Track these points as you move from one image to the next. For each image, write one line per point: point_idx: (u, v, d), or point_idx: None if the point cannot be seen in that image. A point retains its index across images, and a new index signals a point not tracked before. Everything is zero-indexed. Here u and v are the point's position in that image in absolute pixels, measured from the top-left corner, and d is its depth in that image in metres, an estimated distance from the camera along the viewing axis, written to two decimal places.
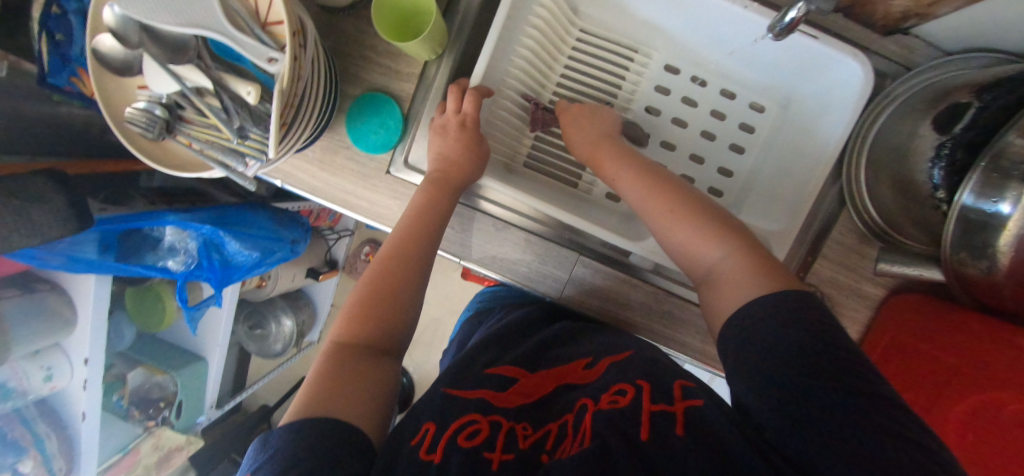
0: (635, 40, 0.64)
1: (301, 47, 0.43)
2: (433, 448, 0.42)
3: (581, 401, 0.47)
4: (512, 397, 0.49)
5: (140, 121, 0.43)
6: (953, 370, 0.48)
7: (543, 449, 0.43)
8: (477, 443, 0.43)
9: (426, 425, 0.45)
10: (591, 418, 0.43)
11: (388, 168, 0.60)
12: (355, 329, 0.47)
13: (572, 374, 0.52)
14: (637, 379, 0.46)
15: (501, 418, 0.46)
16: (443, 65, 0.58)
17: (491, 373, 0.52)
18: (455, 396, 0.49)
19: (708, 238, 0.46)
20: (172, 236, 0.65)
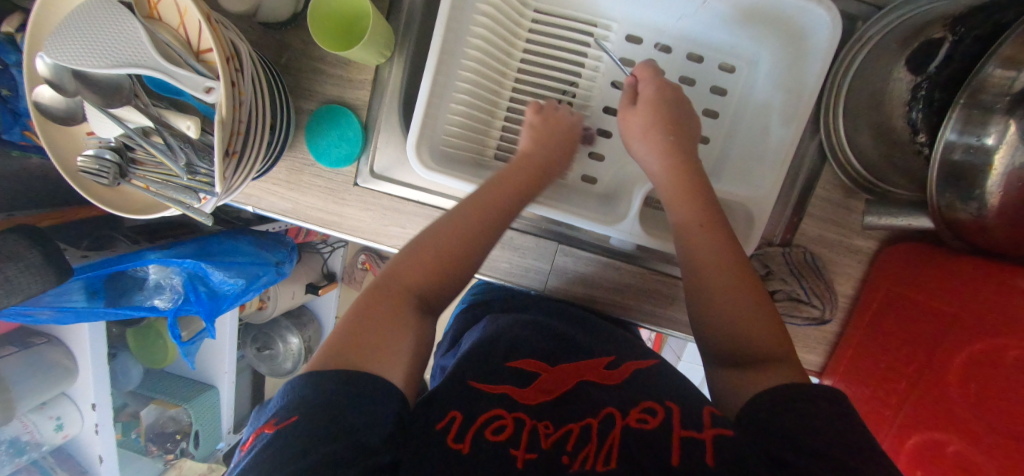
0: (593, 14, 0.61)
1: (238, 71, 0.42)
2: (461, 436, 0.39)
3: (606, 410, 0.42)
4: (533, 394, 0.44)
5: (91, 168, 0.43)
6: (952, 319, 0.46)
7: (566, 451, 0.39)
8: (504, 439, 0.39)
9: (452, 412, 0.41)
10: (620, 433, 0.39)
11: (355, 180, 0.59)
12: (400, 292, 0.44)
13: (593, 372, 0.48)
14: (667, 400, 0.42)
15: (525, 415, 0.42)
16: (396, 67, 0.56)
17: (513, 366, 0.47)
18: (481, 388, 0.44)
19: (746, 294, 0.44)
20: (155, 275, 0.64)
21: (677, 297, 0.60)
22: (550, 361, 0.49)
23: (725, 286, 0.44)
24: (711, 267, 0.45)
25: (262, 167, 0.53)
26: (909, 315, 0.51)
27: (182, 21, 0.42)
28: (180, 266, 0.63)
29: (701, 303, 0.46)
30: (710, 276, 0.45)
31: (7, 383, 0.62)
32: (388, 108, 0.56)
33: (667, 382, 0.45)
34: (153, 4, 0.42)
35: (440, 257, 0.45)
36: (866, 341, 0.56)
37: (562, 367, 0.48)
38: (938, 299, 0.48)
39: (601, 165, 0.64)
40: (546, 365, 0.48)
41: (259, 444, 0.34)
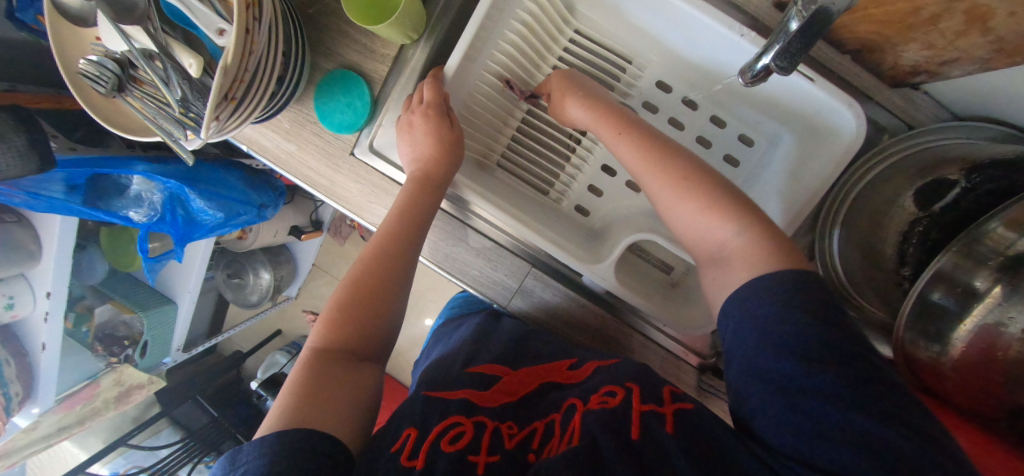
0: (630, 51, 0.60)
1: (255, 20, 0.42)
2: (415, 453, 0.40)
3: (569, 402, 0.46)
4: (492, 397, 0.49)
5: (91, 74, 0.42)
6: None
7: (530, 449, 0.42)
8: (460, 447, 0.41)
9: (407, 431, 0.43)
10: (581, 417, 0.42)
11: (352, 149, 0.58)
12: (334, 334, 0.45)
13: (555, 373, 0.52)
14: (626, 380, 0.45)
15: (485, 419, 0.45)
16: (421, 51, 0.55)
17: (470, 373, 0.52)
18: (435, 397, 0.48)
19: (719, 211, 0.40)
20: (139, 186, 0.65)
21: (633, 349, 0.60)
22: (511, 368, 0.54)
23: (696, 210, 0.41)
24: (672, 201, 0.43)
25: (258, 117, 0.53)
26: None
27: None
28: (164, 184, 0.64)
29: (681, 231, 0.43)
30: (680, 206, 0.42)
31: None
32: (401, 90, 0.56)
33: (621, 365, 0.49)
34: None
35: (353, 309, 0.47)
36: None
37: (524, 372, 0.54)
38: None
39: (597, 200, 0.64)
40: (506, 370, 0.54)
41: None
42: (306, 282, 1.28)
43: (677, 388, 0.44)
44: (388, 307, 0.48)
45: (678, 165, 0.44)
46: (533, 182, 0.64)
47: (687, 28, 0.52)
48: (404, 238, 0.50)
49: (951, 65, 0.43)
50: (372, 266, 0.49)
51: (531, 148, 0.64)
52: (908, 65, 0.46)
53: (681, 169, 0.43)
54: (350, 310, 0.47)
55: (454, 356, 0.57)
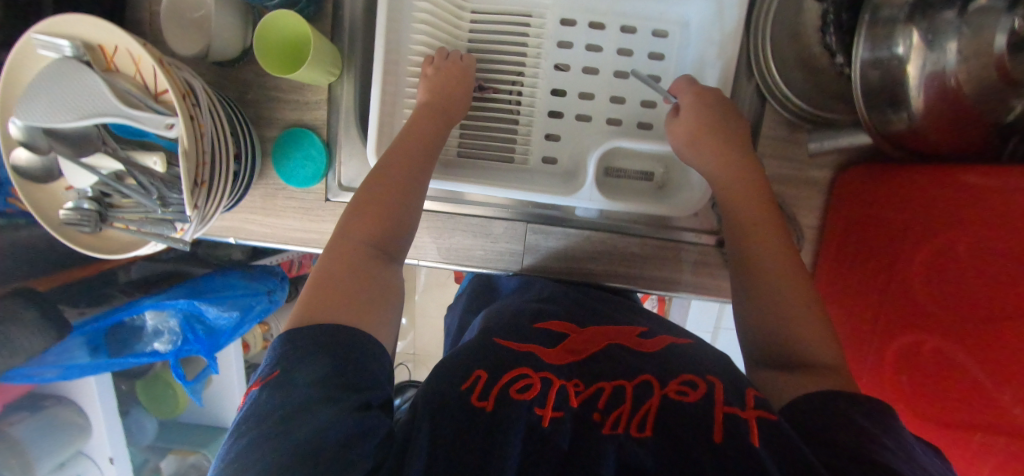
0: (526, 6, 0.65)
1: (195, 107, 0.46)
2: (485, 395, 0.39)
3: (643, 376, 0.42)
4: (559, 355, 0.46)
5: (73, 218, 0.46)
6: (908, 225, 0.48)
7: (596, 408, 0.40)
8: (529, 396, 0.40)
9: (477, 373, 0.42)
10: (657, 401, 0.39)
11: (326, 196, 0.62)
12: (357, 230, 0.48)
13: (623, 337, 0.50)
14: (707, 374, 0.41)
15: (552, 375, 0.43)
16: (348, 86, 0.59)
17: (540, 327, 0.51)
18: (502, 344, 0.47)
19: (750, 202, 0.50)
20: (153, 321, 0.67)
21: (651, 254, 0.62)
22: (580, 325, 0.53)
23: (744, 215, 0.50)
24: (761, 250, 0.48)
25: (226, 205, 0.56)
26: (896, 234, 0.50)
27: (138, 68, 0.45)
28: (174, 308, 0.66)
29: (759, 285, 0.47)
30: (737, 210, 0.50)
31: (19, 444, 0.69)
32: (345, 124, 0.60)
33: (702, 359, 0.45)
34: (109, 57, 0.46)
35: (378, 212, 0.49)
36: (836, 285, 0.58)
37: (592, 331, 0.51)
38: (922, 207, 0.47)
39: (557, 145, 0.66)
40: (575, 328, 0.52)
41: (249, 402, 0.37)
42: None
43: (758, 392, 0.39)
44: (404, 217, 0.51)
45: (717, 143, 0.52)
46: (495, 154, 0.67)
47: None
48: (393, 202, 0.50)
49: None
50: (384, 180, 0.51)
51: (479, 127, 0.67)
52: None
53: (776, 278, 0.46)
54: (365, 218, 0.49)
55: (508, 307, 0.56)
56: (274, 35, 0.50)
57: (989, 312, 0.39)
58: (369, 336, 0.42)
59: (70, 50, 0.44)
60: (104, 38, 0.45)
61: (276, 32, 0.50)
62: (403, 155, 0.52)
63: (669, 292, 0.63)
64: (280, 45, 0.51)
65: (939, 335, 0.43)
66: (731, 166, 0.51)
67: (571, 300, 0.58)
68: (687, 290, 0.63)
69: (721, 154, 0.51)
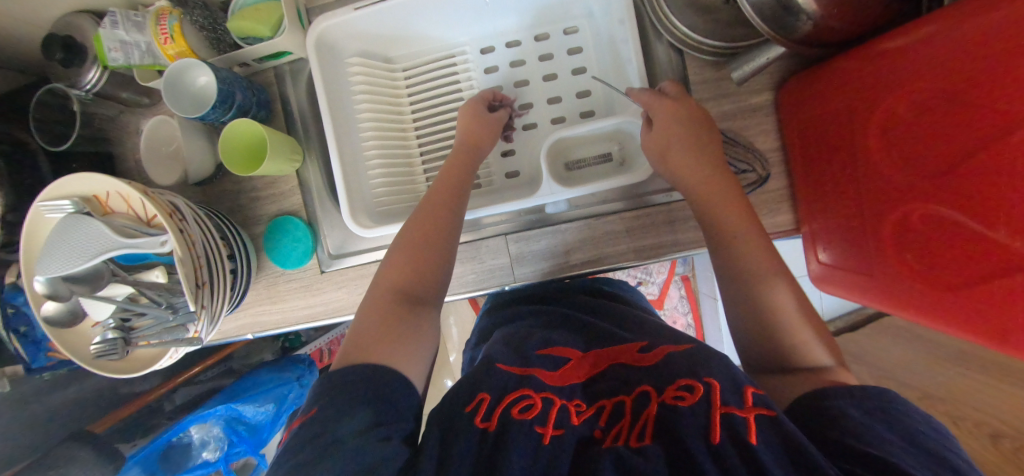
0: (447, 49, 0.72)
1: (183, 221, 0.51)
2: (488, 416, 0.41)
3: (642, 388, 0.43)
4: (563, 377, 0.47)
5: (102, 349, 0.50)
6: (856, 112, 0.49)
7: (598, 426, 0.41)
8: (530, 417, 0.41)
9: (482, 394, 0.44)
10: (654, 409, 0.40)
11: (321, 268, 0.66)
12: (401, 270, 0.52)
13: (626, 355, 0.48)
14: (705, 376, 0.40)
15: (554, 395, 0.44)
16: (313, 166, 0.66)
17: (546, 354, 0.50)
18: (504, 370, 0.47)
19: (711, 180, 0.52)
20: (199, 434, 0.70)
21: (631, 226, 0.64)
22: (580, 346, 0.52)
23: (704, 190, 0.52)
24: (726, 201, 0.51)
25: (231, 310, 0.60)
26: (848, 123, 0.50)
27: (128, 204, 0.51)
28: (215, 416, 0.69)
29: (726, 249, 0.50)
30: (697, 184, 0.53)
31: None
32: (320, 200, 0.66)
33: (697, 355, 0.44)
34: (104, 203, 0.52)
35: (417, 250, 0.53)
36: (816, 196, 0.57)
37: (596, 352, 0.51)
38: (865, 88, 0.48)
39: (514, 158, 0.71)
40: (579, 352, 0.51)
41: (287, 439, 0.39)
42: None
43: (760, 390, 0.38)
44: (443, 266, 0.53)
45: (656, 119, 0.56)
46: None
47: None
48: (436, 235, 0.54)
49: None
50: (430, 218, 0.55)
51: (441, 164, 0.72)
52: None
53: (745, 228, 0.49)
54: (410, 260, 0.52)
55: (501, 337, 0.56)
56: (235, 139, 0.57)
57: (955, 156, 0.39)
58: (394, 373, 0.43)
59: (70, 206, 0.51)
60: (96, 188, 0.51)
61: (237, 136, 0.57)
62: (437, 197, 0.56)
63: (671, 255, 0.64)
64: (242, 146, 0.58)
65: (918, 202, 0.43)
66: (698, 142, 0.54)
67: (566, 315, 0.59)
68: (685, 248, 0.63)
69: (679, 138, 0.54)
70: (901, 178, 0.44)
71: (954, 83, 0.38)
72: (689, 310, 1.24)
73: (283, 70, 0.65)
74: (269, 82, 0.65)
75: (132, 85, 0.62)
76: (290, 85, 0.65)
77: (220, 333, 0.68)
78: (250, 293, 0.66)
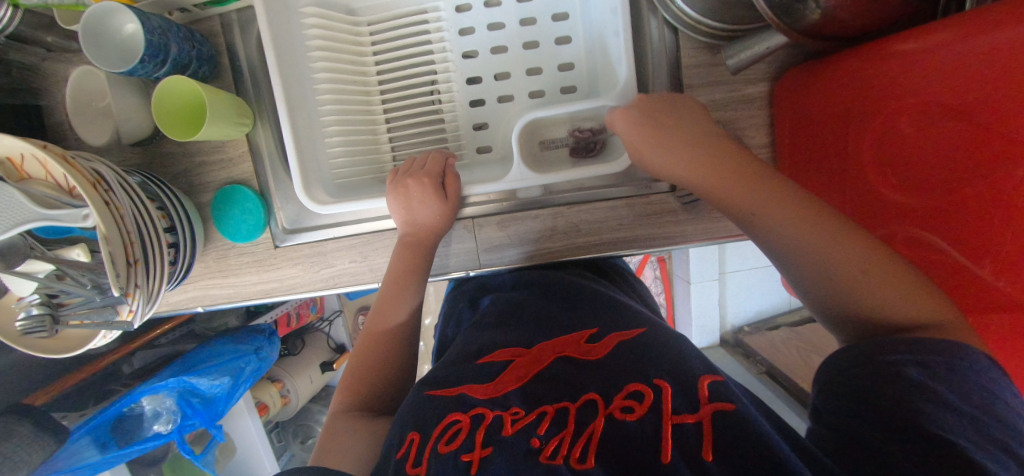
0: (418, 4, 0.64)
1: (109, 191, 0.46)
2: (418, 460, 0.39)
3: (588, 396, 0.39)
4: (499, 386, 0.42)
5: (27, 328, 0.48)
6: (857, 113, 0.45)
7: (535, 433, 0.36)
8: (456, 446, 0.37)
9: (411, 435, 0.42)
10: (601, 422, 0.36)
11: (275, 244, 0.62)
12: (372, 350, 0.56)
13: (572, 348, 0.46)
14: (655, 377, 0.39)
15: (486, 409, 0.40)
16: (265, 132, 0.60)
17: (487, 361, 0.46)
18: (439, 395, 0.44)
19: (815, 231, 0.38)
20: (151, 405, 0.68)
21: (601, 220, 0.61)
22: (526, 344, 0.48)
23: (864, 251, 0.36)
24: (883, 276, 0.35)
25: (172, 286, 0.56)
26: (838, 131, 0.47)
27: (45, 170, 0.46)
28: (168, 388, 0.68)
29: (787, 259, 0.40)
30: (779, 229, 0.39)
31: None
32: (273, 169, 0.60)
33: (661, 350, 0.42)
34: (19, 167, 0.47)
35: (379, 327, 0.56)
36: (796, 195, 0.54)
37: (541, 346, 0.47)
38: (863, 93, 0.44)
39: (487, 133, 0.65)
40: (523, 349, 0.47)
41: None
42: None
43: (719, 381, 0.38)
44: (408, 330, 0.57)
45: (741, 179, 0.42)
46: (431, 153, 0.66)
47: None
48: (401, 286, 0.56)
49: None
50: (397, 282, 0.56)
51: (410, 135, 0.67)
52: None
53: (879, 275, 0.35)
54: (378, 335, 0.56)
55: (463, 344, 0.52)
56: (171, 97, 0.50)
57: (951, 179, 0.37)
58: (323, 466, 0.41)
59: None
60: (8, 149, 0.46)
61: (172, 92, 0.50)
62: (399, 268, 0.57)
63: (675, 248, 0.61)
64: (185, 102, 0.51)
65: (905, 221, 0.42)
66: (817, 221, 0.38)
67: (528, 305, 0.54)
68: (685, 243, 0.60)
69: (784, 197, 0.40)
70: (892, 194, 0.42)
71: (952, 97, 0.36)
72: (663, 291, 1.23)
73: (230, 18, 0.58)
74: (213, 33, 0.58)
75: (55, 28, 0.54)
76: (237, 36, 0.58)
77: (170, 305, 0.64)
78: (200, 266, 0.62)
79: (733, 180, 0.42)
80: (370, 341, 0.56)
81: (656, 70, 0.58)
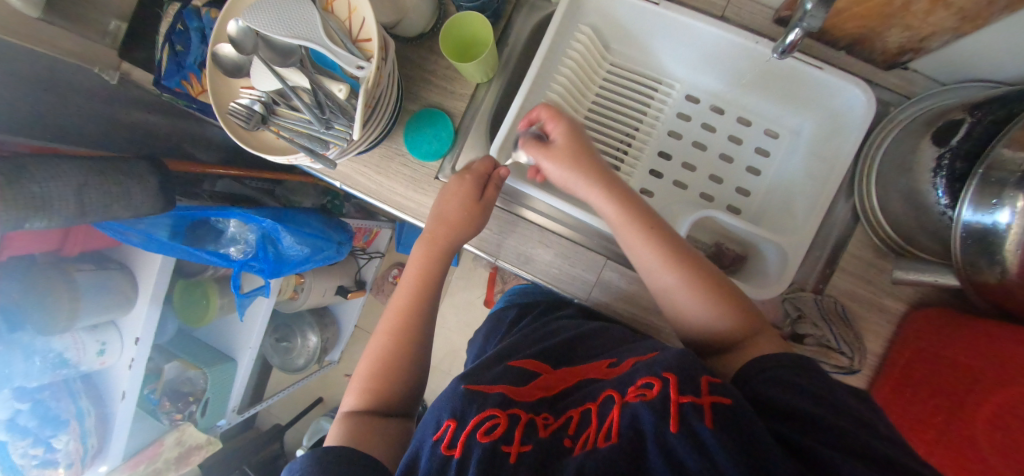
0: (659, 74, 0.72)
1: (383, 60, 0.52)
2: (455, 442, 0.42)
3: (606, 392, 0.46)
4: (529, 392, 0.50)
5: (241, 114, 0.52)
6: (980, 371, 0.49)
7: (566, 435, 0.44)
8: (496, 436, 0.42)
9: (449, 420, 0.45)
10: (618, 409, 0.43)
11: (436, 174, 0.67)
12: (409, 327, 0.61)
13: (592, 371, 0.53)
14: (663, 370, 0.43)
15: (520, 412, 0.46)
16: (492, 89, 0.66)
17: (512, 366, 0.54)
18: (474, 389, 0.48)
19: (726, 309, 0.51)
20: (234, 229, 0.74)
21: None
22: (551, 365, 0.56)
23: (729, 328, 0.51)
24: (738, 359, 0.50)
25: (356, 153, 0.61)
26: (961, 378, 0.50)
27: (349, 16, 0.53)
28: (259, 225, 0.71)
29: (698, 325, 0.54)
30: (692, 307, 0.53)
31: (78, 290, 0.77)
32: (478, 120, 0.66)
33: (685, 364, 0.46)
34: (329, 1, 0.54)
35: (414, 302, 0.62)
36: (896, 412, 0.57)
37: (562, 371, 0.55)
38: (970, 354, 0.50)
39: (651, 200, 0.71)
40: (545, 368, 0.55)
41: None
42: (349, 345, 1.31)
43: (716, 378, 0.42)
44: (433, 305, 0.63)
45: (648, 235, 0.52)
46: None
47: (710, 48, 0.65)
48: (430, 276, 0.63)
49: (930, 40, 0.52)
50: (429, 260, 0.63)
51: None
52: (896, 48, 0.57)
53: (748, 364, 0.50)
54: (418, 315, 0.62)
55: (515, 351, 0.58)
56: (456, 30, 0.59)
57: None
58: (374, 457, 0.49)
59: None
60: None
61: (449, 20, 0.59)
62: (433, 250, 0.63)
63: None
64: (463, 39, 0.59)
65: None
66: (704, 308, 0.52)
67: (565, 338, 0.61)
68: None
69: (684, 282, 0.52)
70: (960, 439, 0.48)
71: None
72: None
73: None
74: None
75: None
76: (523, 12, 0.67)
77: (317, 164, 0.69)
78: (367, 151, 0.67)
79: (665, 247, 0.52)
80: (408, 311, 0.62)
81: (819, 240, 0.64)
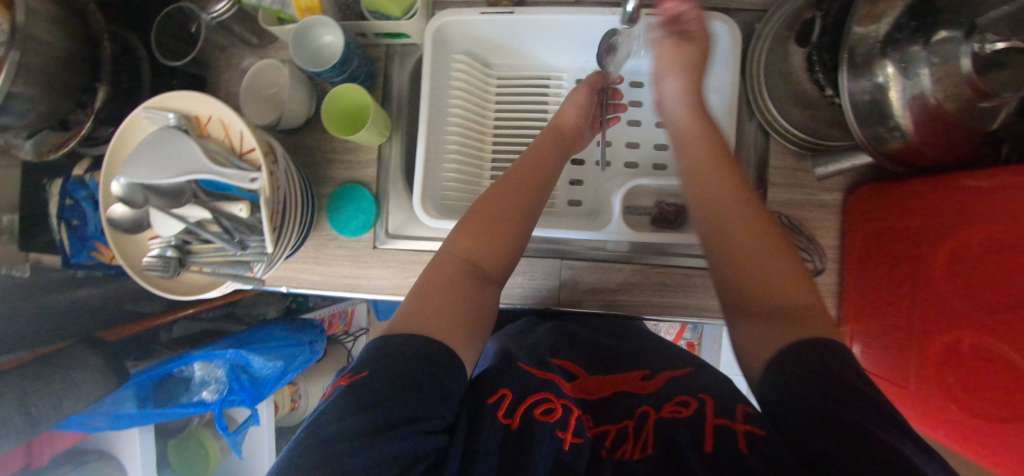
0: (544, 71, 0.74)
1: (274, 163, 0.52)
2: (510, 412, 0.43)
3: (643, 408, 0.46)
4: (580, 390, 0.50)
5: (157, 266, 0.51)
6: (930, 230, 0.50)
7: (604, 446, 0.43)
8: (554, 419, 0.43)
9: (502, 389, 0.46)
10: (655, 424, 0.43)
11: (374, 244, 0.67)
12: (468, 252, 0.51)
13: (628, 382, 0.51)
14: (699, 392, 0.45)
15: (570, 403, 0.46)
16: (394, 145, 0.67)
17: (557, 363, 0.53)
18: (528, 370, 0.50)
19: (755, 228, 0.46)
20: (201, 371, 0.71)
21: (680, 284, 0.65)
22: (587, 368, 0.55)
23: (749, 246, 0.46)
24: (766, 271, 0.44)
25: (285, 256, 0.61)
26: (913, 244, 0.52)
27: (226, 133, 0.52)
28: (223, 358, 0.70)
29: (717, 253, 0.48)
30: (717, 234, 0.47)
31: None
32: (394, 180, 0.67)
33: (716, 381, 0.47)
34: (202, 125, 0.53)
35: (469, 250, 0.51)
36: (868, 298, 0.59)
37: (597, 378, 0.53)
38: (913, 219, 0.53)
39: (583, 188, 0.72)
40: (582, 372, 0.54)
41: (335, 394, 0.39)
42: None
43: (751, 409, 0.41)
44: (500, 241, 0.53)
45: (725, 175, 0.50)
46: None
47: (577, 33, 0.67)
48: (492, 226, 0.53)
49: None
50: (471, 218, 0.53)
51: None
52: None
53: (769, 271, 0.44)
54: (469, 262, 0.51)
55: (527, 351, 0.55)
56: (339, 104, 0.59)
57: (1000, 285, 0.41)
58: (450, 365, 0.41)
59: (173, 120, 0.52)
60: (201, 110, 0.53)
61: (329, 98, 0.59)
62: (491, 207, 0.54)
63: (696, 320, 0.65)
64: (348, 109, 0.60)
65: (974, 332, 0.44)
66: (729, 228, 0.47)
67: (585, 337, 0.60)
68: None
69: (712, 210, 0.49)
70: (925, 302, 0.50)
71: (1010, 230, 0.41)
72: None
73: (394, 50, 0.68)
74: (377, 58, 0.68)
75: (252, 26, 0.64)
76: (395, 65, 0.68)
77: None
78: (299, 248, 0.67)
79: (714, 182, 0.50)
80: (471, 253, 0.51)
81: (744, 164, 0.66)
